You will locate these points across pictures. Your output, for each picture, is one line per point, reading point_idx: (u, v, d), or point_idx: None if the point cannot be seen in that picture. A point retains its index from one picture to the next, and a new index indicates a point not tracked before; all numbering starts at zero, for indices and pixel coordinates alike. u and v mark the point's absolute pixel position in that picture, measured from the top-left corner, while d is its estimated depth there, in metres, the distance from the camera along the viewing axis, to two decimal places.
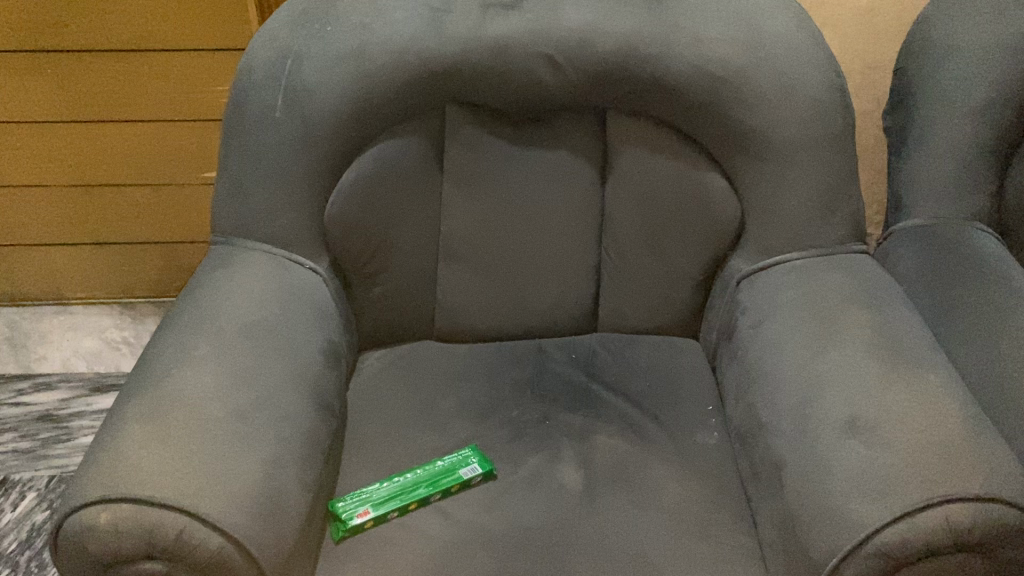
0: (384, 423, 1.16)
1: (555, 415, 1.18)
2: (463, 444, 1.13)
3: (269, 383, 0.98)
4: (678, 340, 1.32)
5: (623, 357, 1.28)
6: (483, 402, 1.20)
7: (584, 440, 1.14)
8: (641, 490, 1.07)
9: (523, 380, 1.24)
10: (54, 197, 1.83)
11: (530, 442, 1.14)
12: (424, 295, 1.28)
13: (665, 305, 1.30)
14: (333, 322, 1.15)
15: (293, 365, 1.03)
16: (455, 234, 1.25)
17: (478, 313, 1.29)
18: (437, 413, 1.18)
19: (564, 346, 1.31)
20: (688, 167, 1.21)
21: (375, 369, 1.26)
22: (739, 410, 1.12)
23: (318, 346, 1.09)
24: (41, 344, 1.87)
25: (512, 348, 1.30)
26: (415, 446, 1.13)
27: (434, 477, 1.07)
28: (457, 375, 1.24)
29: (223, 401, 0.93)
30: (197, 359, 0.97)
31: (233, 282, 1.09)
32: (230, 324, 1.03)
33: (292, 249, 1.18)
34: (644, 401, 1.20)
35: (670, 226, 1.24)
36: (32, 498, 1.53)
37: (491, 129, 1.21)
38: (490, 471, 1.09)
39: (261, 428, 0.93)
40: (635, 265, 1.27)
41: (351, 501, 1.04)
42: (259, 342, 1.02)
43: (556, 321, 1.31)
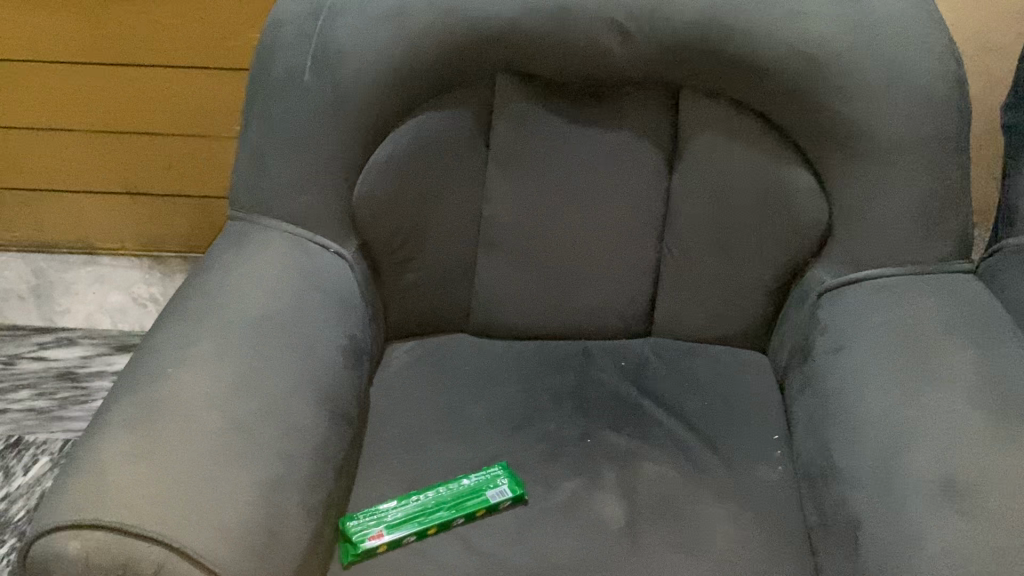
0: (408, 428, 1.05)
1: (598, 433, 1.05)
2: (492, 460, 1.01)
3: (277, 389, 0.86)
4: (743, 353, 1.17)
5: (678, 369, 1.14)
6: (518, 411, 1.08)
7: (629, 465, 1.01)
8: (689, 532, 0.94)
9: (564, 388, 1.11)
10: (84, 142, 1.73)
11: (568, 462, 1.02)
12: (460, 285, 1.15)
13: (731, 313, 1.15)
14: (358, 314, 1.03)
15: (307, 365, 0.91)
16: (499, 219, 1.11)
17: (519, 307, 1.16)
18: (467, 422, 1.06)
19: (613, 350, 1.17)
20: (769, 159, 1.06)
21: (402, 365, 1.13)
22: (812, 448, 0.98)
23: (338, 343, 0.97)
24: (65, 296, 1.79)
25: (556, 349, 1.17)
26: (439, 460, 1.01)
27: (458, 498, 0.96)
28: (492, 378, 1.12)
29: (220, 410, 0.81)
30: (195, 356, 0.86)
31: (246, 266, 0.98)
32: (238, 315, 0.91)
33: (315, 229, 1.05)
34: (700, 424, 1.06)
35: (743, 225, 1.10)
36: (45, 463, 1.47)
37: (545, 104, 1.07)
38: (521, 495, 0.97)
39: (262, 442, 0.81)
40: (699, 265, 1.13)
41: (364, 520, 0.93)
42: (269, 335, 0.91)
43: (606, 323, 1.17)
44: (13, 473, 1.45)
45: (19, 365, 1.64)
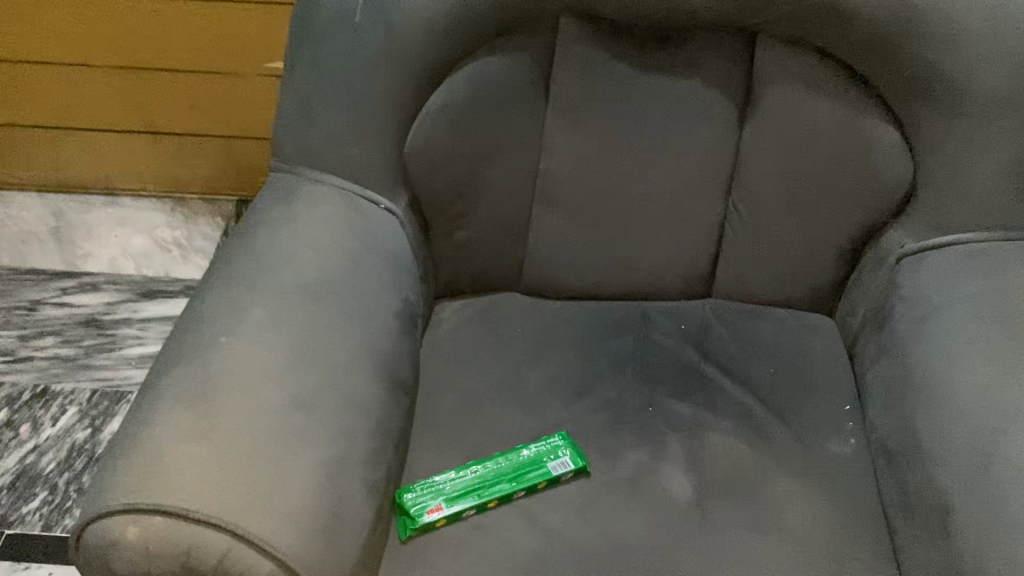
0: (462, 395, 1.00)
1: (661, 401, 1.00)
2: (551, 431, 0.97)
3: (334, 360, 0.81)
4: (808, 317, 1.11)
5: (742, 334, 1.08)
6: (575, 377, 1.03)
7: (694, 436, 0.97)
8: (760, 510, 0.90)
9: (622, 352, 1.06)
10: (106, 78, 1.65)
11: (631, 432, 0.97)
12: (513, 242, 1.09)
13: (799, 275, 1.09)
14: (412, 275, 0.97)
15: (363, 332, 0.86)
16: (557, 174, 1.05)
17: (574, 266, 1.10)
18: (523, 388, 1.01)
19: (672, 313, 1.11)
20: (851, 113, 0.99)
21: (451, 326, 1.08)
22: (890, 423, 0.93)
23: (393, 307, 0.91)
24: (87, 238, 1.73)
25: (611, 310, 1.11)
26: (495, 430, 0.97)
27: (518, 470, 0.92)
28: (547, 342, 1.07)
29: (278, 384, 0.77)
30: (249, 325, 0.80)
31: (295, 224, 0.92)
32: (290, 279, 0.86)
33: (365, 184, 0.99)
34: (767, 393, 1.01)
35: (818, 182, 1.03)
36: (73, 413, 1.43)
37: (612, 49, 0.99)
38: (583, 468, 0.93)
39: (322, 420, 0.77)
40: (768, 224, 1.06)
41: (421, 493, 0.89)
42: (324, 300, 0.85)
43: (665, 284, 1.11)
44: (42, 424, 1.41)
45: (43, 312, 1.59)
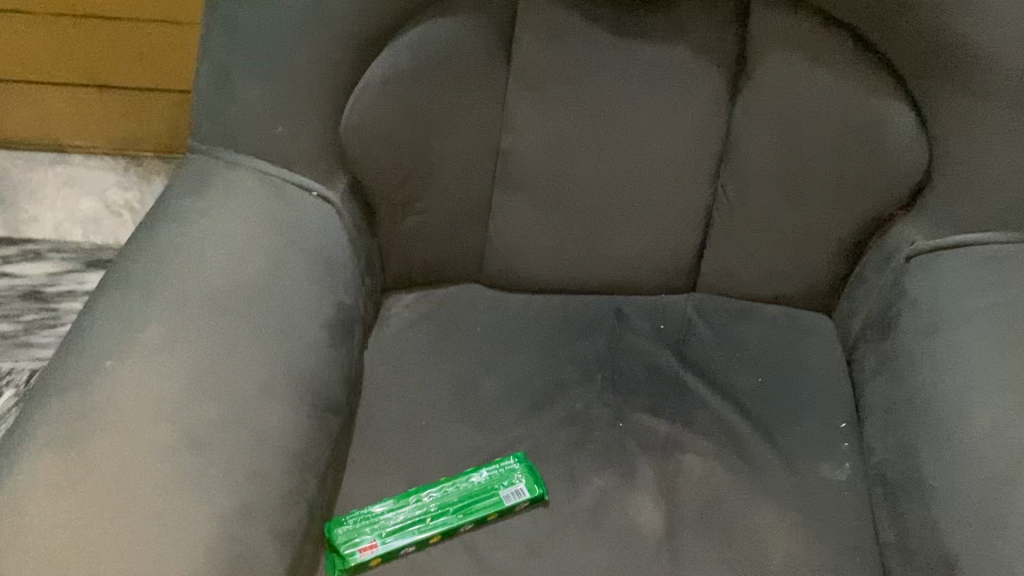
0: (408, 407, 0.89)
1: (632, 416, 0.89)
2: (507, 451, 0.86)
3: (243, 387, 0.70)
4: (804, 315, 0.99)
5: (728, 335, 0.96)
6: (538, 386, 0.91)
7: (668, 457, 0.86)
8: (738, 548, 0.80)
9: (592, 356, 0.94)
10: (43, 26, 1.51)
11: (597, 453, 0.86)
12: (471, 229, 0.96)
13: (794, 269, 0.97)
14: (349, 274, 0.85)
15: (283, 349, 0.74)
16: (520, 154, 0.91)
17: (541, 257, 0.97)
18: (478, 398, 0.90)
19: (651, 310, 0.99)
20: (858, 88, 0.86)
21: (402, 324, 0.96)
22: (890, 450, 0.82)
23: (322, 315, 0.79)
24: (31, 200, 1.60)
25: (582, 306, 0.99)
26: (444, 449, 0.86)
27: (466, 500, 0.81)
28: (508, 344, 0.95)
29: (172, 422, 0.65)
30: (142, 346, 0.69)
31: (208, 221, 0.79)
32: (197, 287, 0.74)
33: (296, 167, 0.86)
34: (753, 407, 0.90)
35: (818, 168, 0.90)
36: (10, 397, 1.32)
37: (582, 11, 0.85)
38: (540, 496, 0.82)
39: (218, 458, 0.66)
40: (761, 213, 0.94)
41: (355, 526, 0.78)
42: (236, 313, 0.74)
43: (644, 277, 0.99)
44: None
45: None
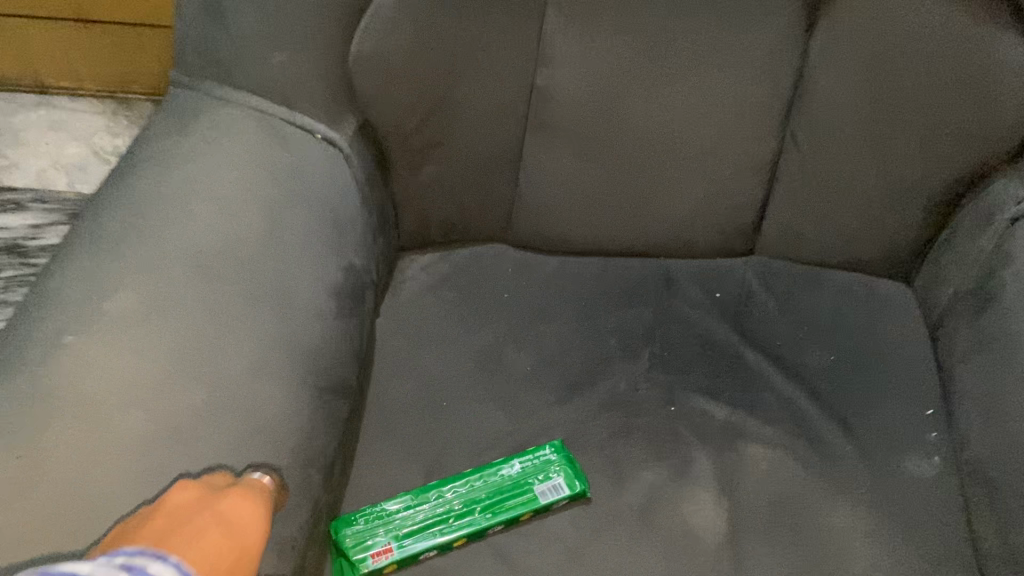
0: (427, 385, 0.77)
1: (685, 398, 0.77)
2: (540, 437, 0.75)
3: (234, 370, 0.58)
4: (878, 284, 0.87)
5: (793, 306, 0.84)
6: (575, 362, 0.80)
7: (728, 448, 0.74)
8: (811, 555, 0.68)
9: (637, 328, 0.82)
10: None
11: (645, 441, 0.74)
12: (499, 182, 0.83)
13: (871, 232, 0.84)
14: (359, 231, 0.73)
15: (280, 321, 0.62)
16: (558, 93, 0.78)
17: (579, 213, 0.85)
18: (507, 376, 0.78)
19: (703, 275, 0.87)
20: (965, 17, 0.72)
21: (419, 289, 0.84)
22: (988, 442, 0.70)
23: (328, 282, 0.67)
24: (12, 146, 1.47)
25: (625, 271, 0.87)
26: (467, 436, 0.74)
27: (495, 497, 0.70)
28: (540, 313, 0.83)
29: (147, 412, 0.54)
30: (105, 319, 0.57)
31: (193, 167, 0.67)
32: (174, 248, 0.62)
33: (296, 105, 0.73)
34: (824, 388, 0.78)
35: (909, 113, 0.77)
36: None
37: None
38: (581, 492, 0.70)
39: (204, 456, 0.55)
40: (836, 165, 0.81)
41: (367, 526, 0.67)
42: (222, 278, 0.61)
43: (696, 237, 0.86)
44: None
45: None
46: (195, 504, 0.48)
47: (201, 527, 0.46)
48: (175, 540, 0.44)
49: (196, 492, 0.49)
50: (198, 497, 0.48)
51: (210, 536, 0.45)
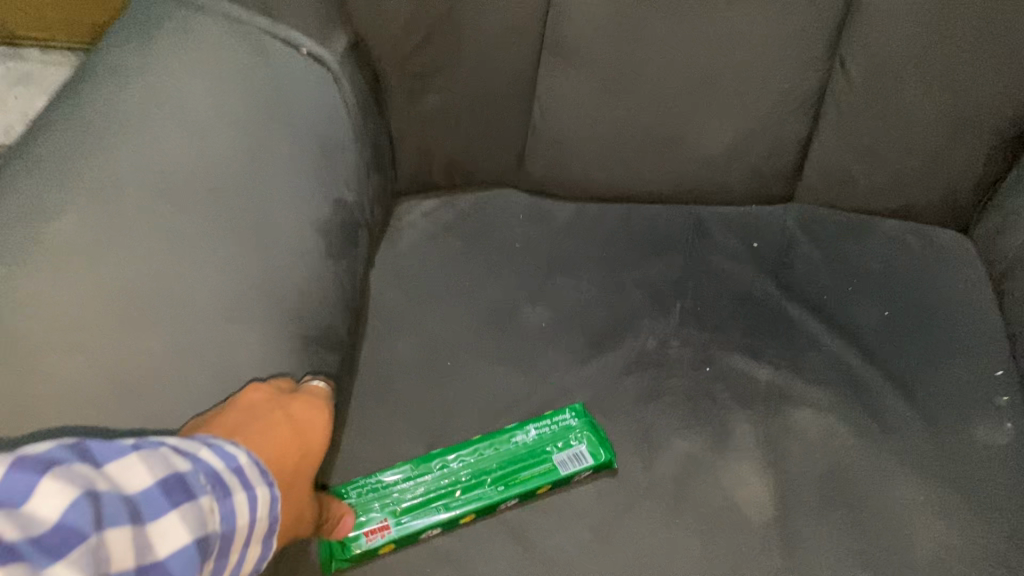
0: (430, 342, 0.68)
1: (722, 358, 0.68)
2: (559, 402, 0.65)
3: (198, 322, 0.49)
4: (935, 234, 0.77)
5: (839, 255, 0.75)
6: (597, 318, 0.70)
7: (773, 414, 0.65)
8: (872, 535, 0.60)
9: (666, 281, 0.73)
10: None
11: (679, 406, 0.65)
12: (510, 115, 0.73)
13: (928, 173, 0.74)
14: (350, 161, 0.63)
15: (246, 261, 0.52)
16: (579, 14, 0.67)
17: (600, 152, 0.75)
18: (520, 333, 0.69)
19: (738, 223, 0.77)
20: None
21: (420, 236, 0.75)
22: None
23: (314, 215, 0.57)
24: None
25: (650, 218, 0.78)
26: (476, 400, 0.65)
27: (508, 467, 0.61)
28: (556, 264, 0.74)
29: (91, 366, 0.45)
30: (26, 257, 0.47)
31: (156, 80, 0.56)
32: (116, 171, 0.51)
33: (276, 15, 0.62)
34: (878, 347, 0.69)
35: (985, 34, 0.66)
36: None
37: None
38: (605, 462, 0.61)
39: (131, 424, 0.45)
40: (892, 96, 0.71)
41: (360, 500, 0.59)
42: (172, 210, 0.51)
43: (732, 181, 0.77)
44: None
45: None
46: (267, 408, 0.47)
47: (275, 425, 0.46)
48: (252, 434, 0.45)
49: (267, 393, 0.47)
50: (269, 402, 0.47)
51: (283, 437, 0.46)
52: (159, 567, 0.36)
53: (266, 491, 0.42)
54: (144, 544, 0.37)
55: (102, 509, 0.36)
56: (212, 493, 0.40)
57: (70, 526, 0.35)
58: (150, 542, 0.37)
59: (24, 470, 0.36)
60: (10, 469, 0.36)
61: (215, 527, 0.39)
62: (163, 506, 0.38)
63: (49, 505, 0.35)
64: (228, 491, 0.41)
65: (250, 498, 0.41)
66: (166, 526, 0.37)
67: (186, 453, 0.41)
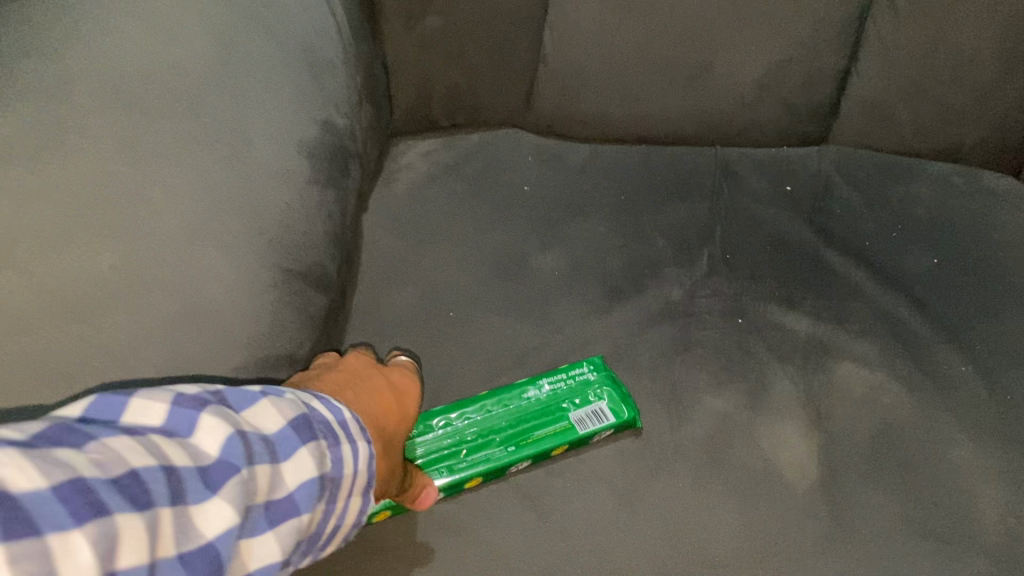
0: (431, 290, 0.61)
1: (757, 308, 0.61)
2: (576, 355, 0.58)
3: (152, 242, 0.41)
4: (984, 176, 0.70)
5: (880, 200, 0.68)
6: (616, 266, 0.63)
7: (814, 367, 0.58)
8: (931, 500, 0.53)
9: (691, 227, 0.66)
10: None
11: (710, 359, 0.58)
12: (518, 44, 0.66)
13: (980, 110, 0.67)
14: (341, 81, 0.56)
15: (201, 186, 0.44)
16: None
17: (616, 86, 0.67)
18: (531, 282, 0.62)
19: (769, 166, 0.70)
20: None
21: (420, 179, 0.68)
22: None
23: (297, 133, 0.50)
24: None
25: (673, 161, 0.71)
26: (482, 352, 0.58)
27: (520, 424, 0.54)
28: (570, 208, 0.67)
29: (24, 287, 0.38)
30: None
31: None
32: (42, 83, 0.44)
33: None
34: (928, 297, 0.62)
35: None
36: None
37: None
38: (628, 421, 0.55)
39: (46, 372, 0.38)
40: (941, 22, 0.63)
41: None
42: (114, 120, 0.43)
43: (760, 120, 0.69)
44: None
45: None
46: (364, 373, 0.46)
47: (373, 386, 0.45)
48: (349, 392, 0.43)
49: (363, 363, 0.47)
50: (365, 369, 0.46)
51: (382, 396, 0.45)
52: (289, 500, 0.32)
53: (366, 446, 0.39)
54: (275, 481, 0.32)
55: (250, 446, 0.32)
56: (330, 439, 0.36)
57: (229, 460, 0.30)
58: (283, 481, 0.32)
59: (180, 406, 0.31)
60: (166, 404, 0.31)
61: (332, 475, 0.35)
62: (299, 446, 0.34)
63: (210, 439, 0.30)
64: (338, 438, 0.36)
65: (353, 449, 0.37)
66: (301, 468, 0.33)
67: (305, 402, 0.37)
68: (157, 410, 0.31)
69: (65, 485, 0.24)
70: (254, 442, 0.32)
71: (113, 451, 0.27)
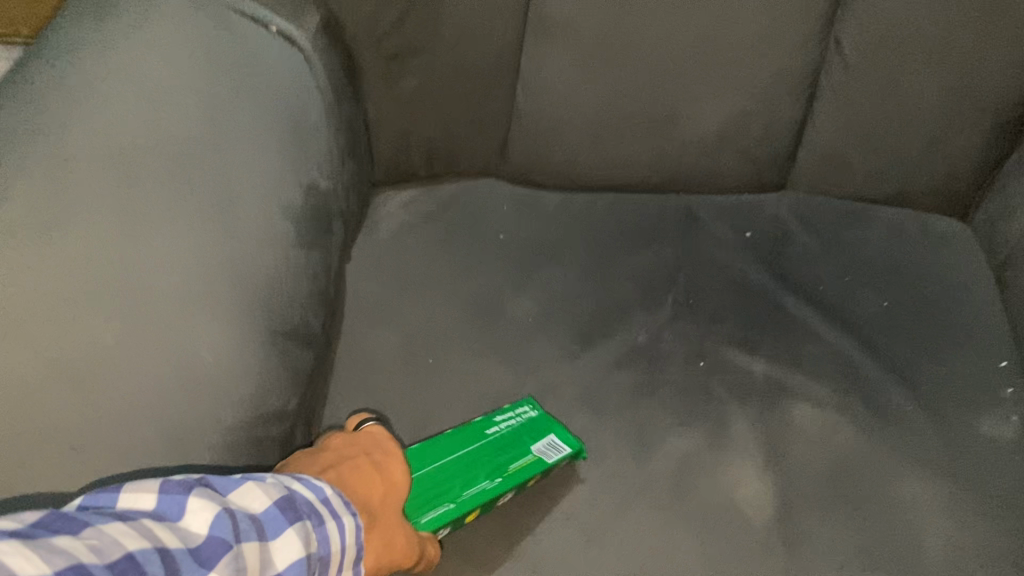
0: (411, 337, 0.64)
1: (718, 351, 0.65)
2: (549, 399, 0.62)
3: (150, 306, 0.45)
4: (931, 221, 0.75)
5: (838, 245, 0.72)
6: (586, 311, 0.67)
7: (771, 407, 0.62)
8: (877, 532, 0.57)
9: (657, 272, 0.70)
10: None
11: (673, 401, 0.62)
12: (492, 100, 0.70)
13: (925, 158, 0.71)
14: (324, 144, 0.59)
15: (193, 248, 0.47)
16: None
17: (585, 139, 0.71)
18: (505, 328, 0.65)
19: (731, 212, 0.74)
20: None
21: (401, 228, 0.71)
22: None
23: (283, 200, 0.54)
24: None
25: (640, 207, 0.74)
26: (459, 397, 0.62)
27: (496, 458, 0.56)
28: (542, 255, 0.70)
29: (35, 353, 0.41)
30: None
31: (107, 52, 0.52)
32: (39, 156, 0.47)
33: None
34: (878, 338, 0.66)
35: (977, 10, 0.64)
36: None
37: None
38: (579, 452, 0.58)
39: (52, 429, 0.40)
40: (885, 78, 0.68)
41: None
42: (112, 186, 0.47)
43: (721, 167, 0.74)
44: None
45: None
46: (348, 450, 0.50)
47: (355, 462, 0.49)
48: (335, 471, 0.47)
49: (344, 439, 0.51)
50: (348, 445, 0.50)
51: (365, 471, 0.49)
52: None
53: (352, 519, 0.43)
54: (264, 558, 0.36)
55: (236, 524, 0.36)
56: (315, 518, 0.40)
57: (215, 539, 0.35)
58: (269, 559, 0.37)
59: (168, 493, 0.36)
60: (155, 493, 0.36)
61: (319, 551, 0.39)
62: (284, 525, 0.38)
63: (195, 522, 0.35)
64: (323, 517, 0.41)
65: (338, 524, 0.41)
66: (285, 546, 0.37)
67: (286, 484, 0.41)
68: (149, 498, 0.36)
69: (71, 568, 0.29)
70: (238, 520, 0.36)
71: (110, 535, 0.32)
